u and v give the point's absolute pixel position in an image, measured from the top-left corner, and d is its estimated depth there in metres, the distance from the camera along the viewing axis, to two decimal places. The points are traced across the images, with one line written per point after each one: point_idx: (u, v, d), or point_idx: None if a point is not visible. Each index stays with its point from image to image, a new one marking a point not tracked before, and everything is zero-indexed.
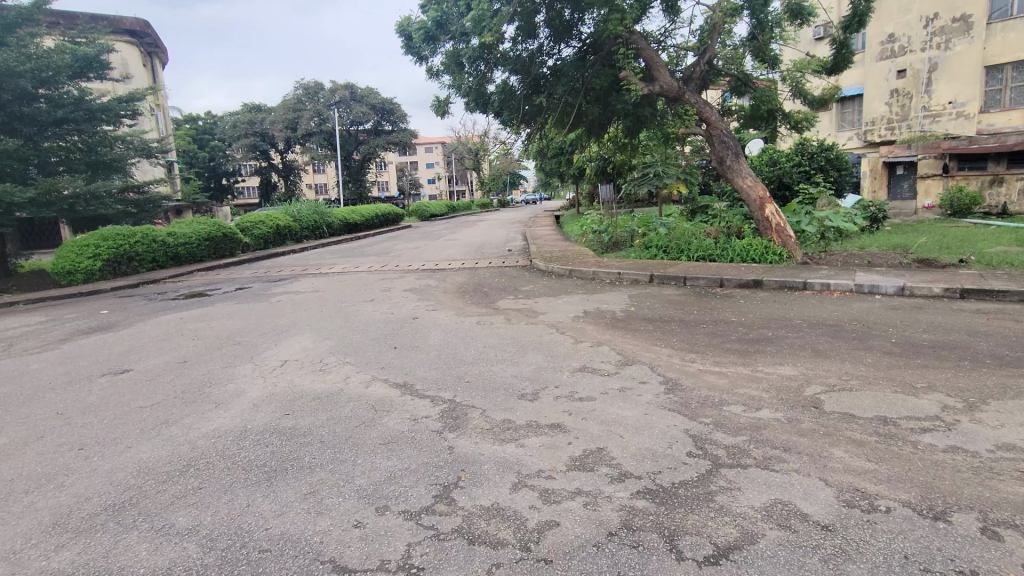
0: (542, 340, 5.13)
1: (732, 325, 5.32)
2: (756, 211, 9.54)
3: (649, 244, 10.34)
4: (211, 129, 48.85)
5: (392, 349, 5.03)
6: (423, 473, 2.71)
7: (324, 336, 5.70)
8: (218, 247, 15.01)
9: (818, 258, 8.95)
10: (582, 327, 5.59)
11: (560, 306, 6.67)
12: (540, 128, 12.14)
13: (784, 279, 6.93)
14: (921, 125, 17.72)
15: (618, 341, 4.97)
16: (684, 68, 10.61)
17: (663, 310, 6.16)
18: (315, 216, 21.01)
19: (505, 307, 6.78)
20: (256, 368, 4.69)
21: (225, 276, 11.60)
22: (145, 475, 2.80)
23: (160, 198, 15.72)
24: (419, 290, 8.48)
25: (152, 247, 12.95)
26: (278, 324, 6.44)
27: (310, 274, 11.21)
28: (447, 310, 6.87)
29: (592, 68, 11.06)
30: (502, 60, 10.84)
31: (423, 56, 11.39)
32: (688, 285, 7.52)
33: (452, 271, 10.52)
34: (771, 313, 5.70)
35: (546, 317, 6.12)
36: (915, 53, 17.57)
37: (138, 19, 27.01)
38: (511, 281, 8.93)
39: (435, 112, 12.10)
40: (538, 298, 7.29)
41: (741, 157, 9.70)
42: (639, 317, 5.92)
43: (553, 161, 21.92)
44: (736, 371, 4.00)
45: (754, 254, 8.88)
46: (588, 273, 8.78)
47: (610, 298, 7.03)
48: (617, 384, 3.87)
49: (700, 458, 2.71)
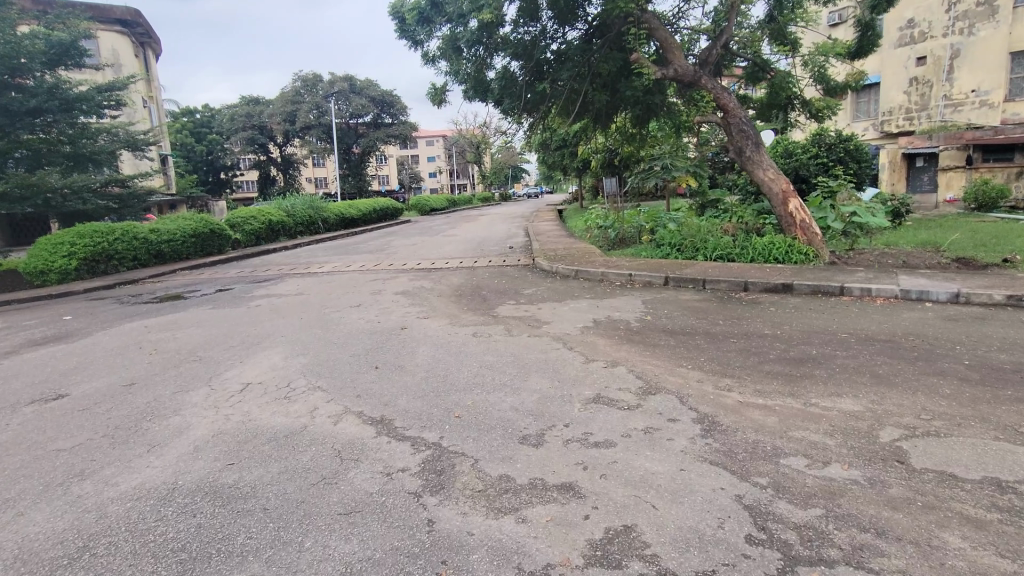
0: (547, 359, 4.43)
1: (767, 340, 4.60)
2: (778, 206, 8.80)
3: (661, 240, 9.59)
4: (209, 122, 48.05)
5: (374, 369, 4.32)
6: (390, 567, 2.01)
7: (299, 351, 4.98)
8: (205, 244, 14.28)
9: (847, 258, 8.22)
10: (594, 341, 4.87)
11: (566, 314, 5.96)
12: (543, 118, 11.41)
13: (818, 283, 6.19)
14: (941, 114, 16.85)
15: (636, 360, 4.27)
16: (699, 51, 9.83)
17: (684, 320, 5.44)
18: (310, 210, 20.31)
19: (505, 315, 6.07)
20: (210, 394, 3.97)
21: (208, 276, 10.89)
22: (21, 567, 2.12)
23: (146, 192, 15.16)
24: (411, 293, 7.76)
25: (133, 245, 12.26)
26: (251, 335, 5.73)
27: (298, 274, 10.49)
28: (441, 317, 6.17)
29: (599, 52, 10.35)
30: (503, 44, 10.08)
31: (417, 40, 10.67)
32: (708, 288, 6.80)
33: (449, 270, 9.79)
34: (810, 325, 4.97)
35: (551, 328, 5.40)
36: (936, 38, 16.72)
37: (129, 8, 26.31)
38: (512, 282, 8.22)
39: (431, 101, 11.36)
40: (543, 304, 6.58)
41: (762, 147, 8.92)
42: (657, 328, 5.19)
43: (557, 154, 21.19)
44: (785, 405, 3.28)
45: (777, 253, 8.16)
46: (596, 274, 8.06)
47: (621, 304, 6.31)
48: (640, 421, 3.15)
49: (765, 549, 2.00)
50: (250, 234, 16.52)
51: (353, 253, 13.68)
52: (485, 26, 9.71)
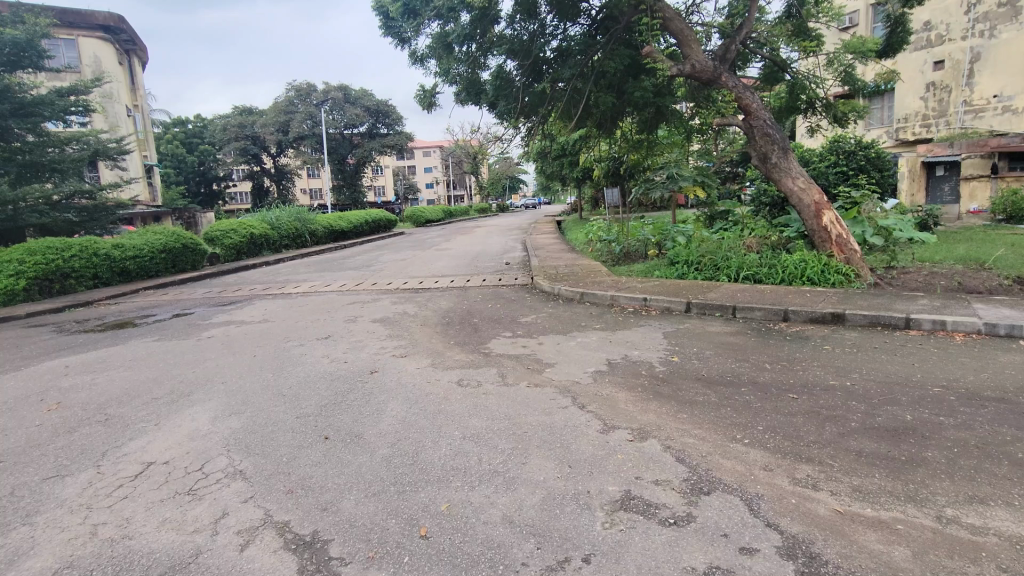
0: (554, 424, 3.36)
1: (837, 397, 3.54)
2: (810, 219, 7.75)
3: (674, 257, 8.53)
4: (200, 132, 46.64)
5: (322, 442, 3.24)
6: None
7: (234, 409, 3.89)
8: (177, 260, 13.16)
9: (890, 279, 7.17)
10: (613, 395, 3.81)
11: (573, 352, 4.89)
12: (543, 121, 10.40)
13: (876, 312, 5.14)
14: (960, 121, 15.94)
15: (672, 428, 3.21)
16: (717, 47, 8.82)
17: (719, 362, 4.37)
18: (296, 222, 19.25)
19: (498, 354, 4.99)
20: (92, 484, 2.88)
21: (172, 297, 9.80)
22: None
23: (117, 204, 14.29)
24: (391, 321, 6.69)
25: (93, 262, 11.19)
26: (185, 380, 4.64)
27: (270, 295, 9.41)
28: (422, 355, 5.10)
29: (604, 50, 9.40)
30: (497, 41, 9.12)
31: (404, 37, 9.74)
32: (739, 317, 5.76)
33: (438, 292, 8.72)
34: (887, 372, 3.92)
35: (556, 375, 4.32)
36: (955, 41, 15.86)
37: (112, 14, 25.36)
38: (509, 307, 7.16)
39: (419, 104, 10.37)
40: (545, 337, 5.53)
41: (790, 153, 7.87)
42: (689, 375, 4.13)
43: (556, 163, 20.26)
44: (911, 521, 2.20)
45: (811, 273, 7.11)
46: (605, 298, 7.02)
47: (638, 338, 5.25)
48: (698, 552, 2.08)
49: None
50: (229, 248, 15.47)
51: (335, 270, 12.61)
52: (477, 19, 8.73)
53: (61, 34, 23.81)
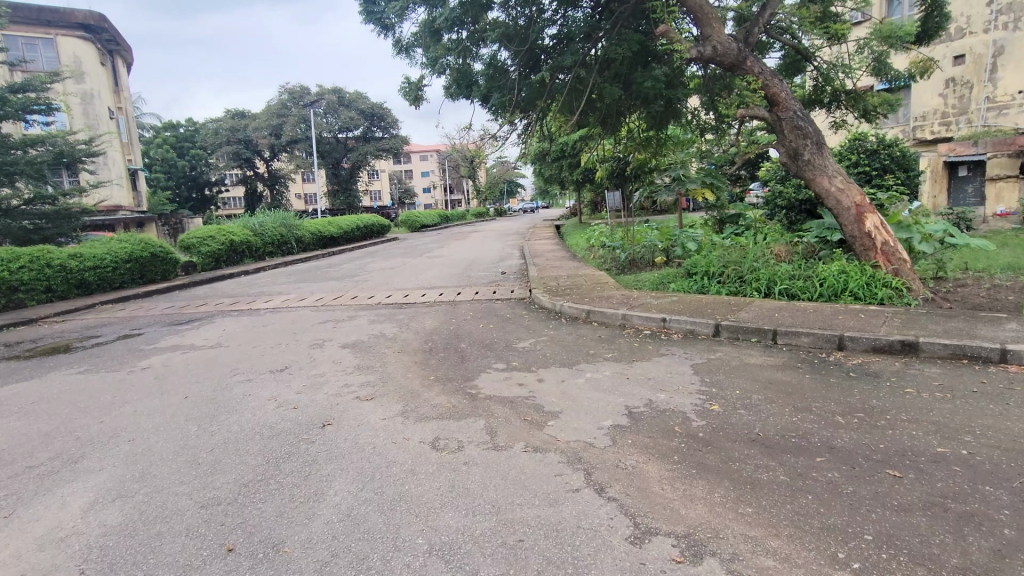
0: (564, 526, 2.31)
1: (962, 479, 2.50)
2: (849, 224, 6.72)
3: (691, 268, 7.55)
4: (192, 136, 45.12)
5: (222, 558, 2.20)
6: None
7: (124, 489, 2.84)
8: (144, 271, 12.11)
9: (946, 295, 6.16)
10: (643, 470, 2.77)
11: (583, 395, 3.87)
12: (542, 116, 9.40)
13: (959, 342, 4.12)
14: (983, 119, 14.96)
15: (741, 538, 2.16)
16: (739, 29, 7.80)
17: (776, 415, 3.32)
18: (281, 228, 18.21)
19: (488, 397, 3.97)
20: None
21: (128, 313, 8.75)
22: None
23: (82, 210, 13.33)
24: (363, 347, 5.65)
25: (46, 273, 10.16)
26: (83, 437, 3.58)
27: (238, 311, 8.39)
28: (394, 397, 4.08)
29: (610, 35, 8.40)
30: (489, 25, 8.13)
31: (388, 24, 8.77)
32: (781, 345, 4.76)
33: (424, 307, 7.71)
34: (1013, 435, 2.89)
35: (562, 431, 3.30)
36: (977, 35, 14.91)
37: (93, 12, 24.31)
38: (504, 329, 6.14)
39: (405, 99, 9.36)
40: (547, 371, 4.51)
41: (826, 147, 6.80)
42: (740, 435, 3.08)
43: (556, 166, 19.31)
44: None
45: (855, 286, 6.09)
46: (615, 317, 5.99)
47: (662, 374, 4.23)
48: None
49: None
50: (206, 256, 14.45)
51: (315, 280, 11.60)
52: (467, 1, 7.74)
53: (39, 33, 22.93)
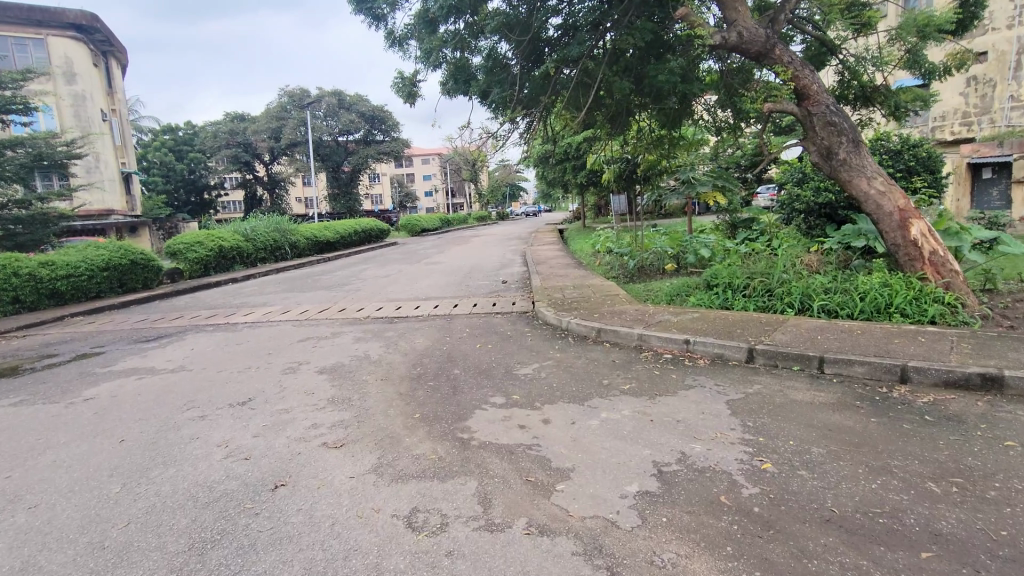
0: None
1: None
2: (891, 231, 5.99)
3: (711, 279, 6.83)
4: (191, 139, 44.46)
5: None
6: None
7: None
8: (124, 280, 11.41)
9: (1004, 311, 5.43)
10: (687, 571, 2.04)
11: (600, 445, 3.14)
12: (545, 112, 8.70)
13: None
14: (1007, 118, 14.22)
15: None
16: (762, 15, 7.09)
17: (850, 482, 2.58)
18: (275, 233, 17.49)
19: (484, 444, 3.25)
20: None
21: (95, 328, 8.02)
22: None
23: (61, 215, 12.77)
24: (342, 374, 4.93)
25: (13, 283, 9.47)
26: None
27: (214, 325, 7.67)
28: (369, 444, 3.36)
29: (619, 24, 7.69)
30: (488, 12, 7.43)
31: (379, 15, 8.08)
32: (829, 375, 4.03)
33: (417, 322, 7.01)
34: None
35: (576, 500, 2.57)
36: (1000, 30, 14.15)
37: (84, 12, 23.68)
38: (504, 349, 5.43)
39: (398, 95, 8.66)
40: (555, 407, 3.79)
41: (864, 145, 6.05)
42: (809, 513, 2.35)
43: (560, 168, 18.56)
44: None
45: (902, 303, 5.35)
46: (630, 337, 5.27)
47: (694, 414, 3.51)
48: None
49: None
50: (193, 263, 13.74)
51: (304, 290, 10.90)
52: None
53: (28, 33, 22.37)
